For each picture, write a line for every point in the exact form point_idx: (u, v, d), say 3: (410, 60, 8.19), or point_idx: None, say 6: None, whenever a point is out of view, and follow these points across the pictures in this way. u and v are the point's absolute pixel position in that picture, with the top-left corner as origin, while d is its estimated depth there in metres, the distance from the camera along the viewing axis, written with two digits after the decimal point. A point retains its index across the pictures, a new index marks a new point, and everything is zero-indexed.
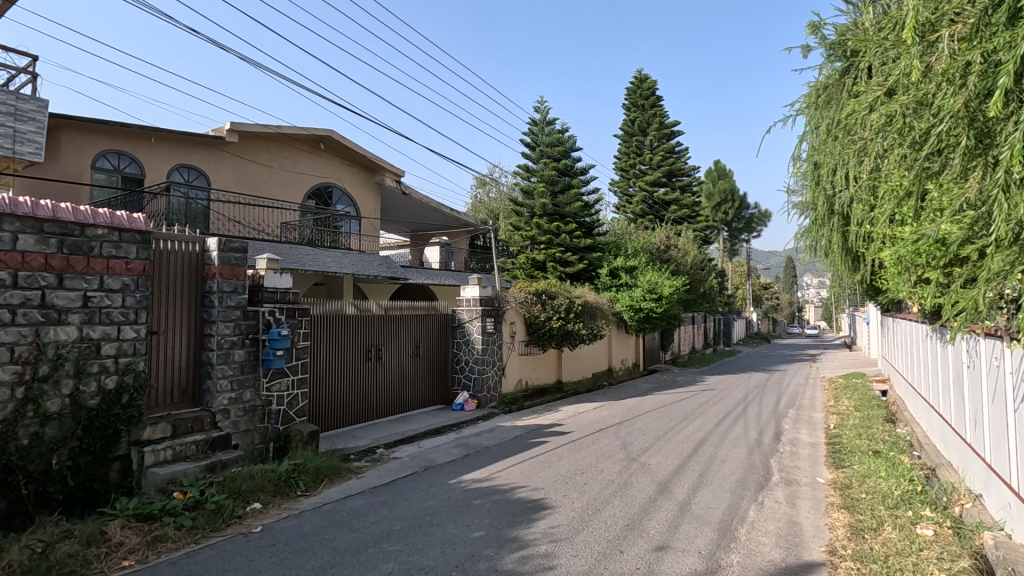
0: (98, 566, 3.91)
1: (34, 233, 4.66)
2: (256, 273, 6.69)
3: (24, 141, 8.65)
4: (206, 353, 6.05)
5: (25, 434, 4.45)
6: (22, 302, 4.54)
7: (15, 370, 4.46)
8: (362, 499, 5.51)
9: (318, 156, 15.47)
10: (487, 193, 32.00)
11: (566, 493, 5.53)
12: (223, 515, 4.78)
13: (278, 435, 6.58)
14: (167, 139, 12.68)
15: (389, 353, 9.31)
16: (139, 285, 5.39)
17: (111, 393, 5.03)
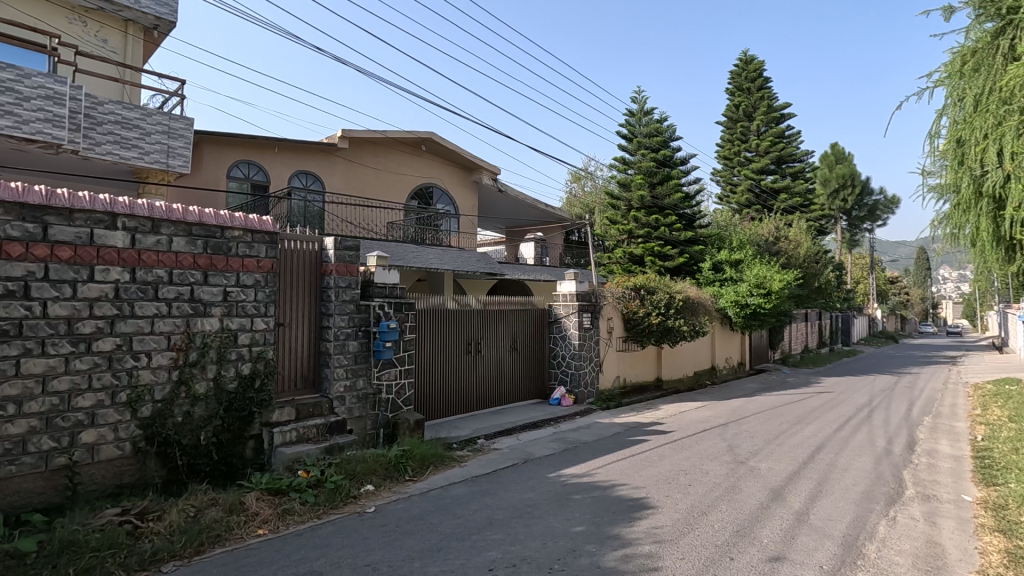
0: (238, 532, 4.38)
1: (185, 235, 5.29)
2: (368, 269, 7.13)
3: (176, 155, 9.97)
4: (325, 344, 6.55)
5: (179, 412, 5.12)
6: (176, 296, 5.19)
7: (171, 355, 5.11)
8: (465, 487, 5.71)
9: (419, 158, 16.21)
10: (582, 187, 31.79)
11: (668, 493, 5.36)
12: (340, 494, 5.16)
13: (387, 422, 6.98)
14: (288, 148, 13.82)
15: (488, 347, 9.54)
16: (268, 281, 5.94)
17: (247, 378, 5.61)
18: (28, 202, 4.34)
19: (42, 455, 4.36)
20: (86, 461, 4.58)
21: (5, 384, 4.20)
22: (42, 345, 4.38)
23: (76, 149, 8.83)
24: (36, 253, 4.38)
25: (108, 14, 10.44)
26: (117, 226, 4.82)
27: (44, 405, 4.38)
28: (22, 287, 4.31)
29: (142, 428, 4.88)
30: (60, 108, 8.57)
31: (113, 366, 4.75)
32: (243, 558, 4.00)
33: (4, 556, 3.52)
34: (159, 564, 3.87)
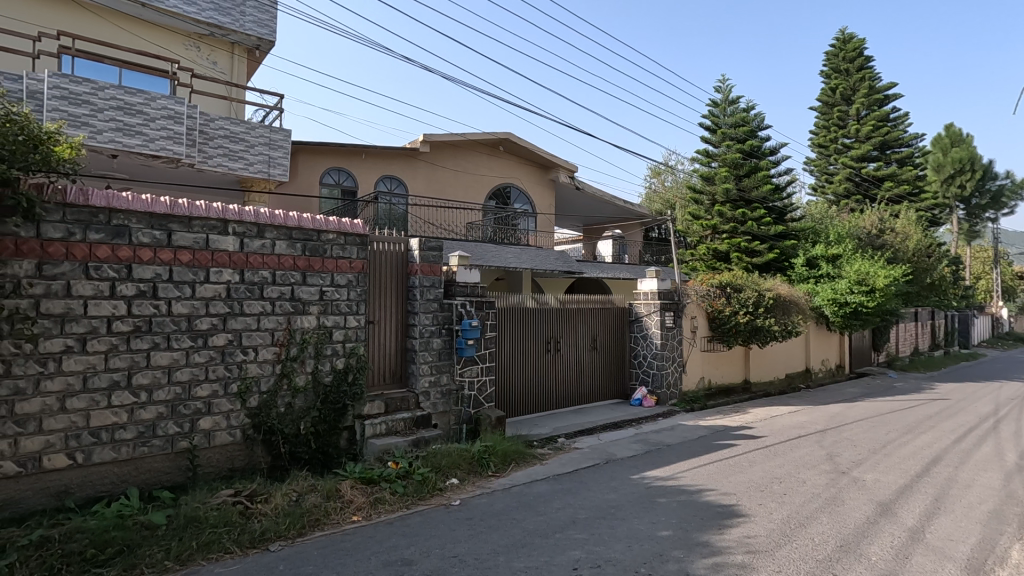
0: (336, 518, 4.65)
1: (286, 239, 5.68)
2: (450, 269, 7.32)
3: (277, 165, 10.76)
4: (411, 341, 6.81)
5: (282, 402, 5.52)
6: (279, 295, 5.59)
7: (275, 350, 5.53)
8: (547, 485, 5.72)
9: (497, 158, 16.46)
10: (662, 182, 30.90)
11: (761, 502, 5.08)
12: (427, 486, 5.35)
13: (470, 418, 7.14)
14: (374, 154, 14.46)
15: (568, 346, 9.50)
16: (359, 281, 6.26)
17: (341, 372, 5.95)
18: (155, 211, 4.84)
19: (168, 438, 4.87)
20: (204, 445, 5.06)
21: (138, 374, 4.72)
22: (168, 340, 4.89)
23: (193, 162, 9.77)
24: (163, 257, 4.89)
25: (218, 37, 11.42)
26: (228, 231, 5.27)
27: (169, 394, 4.88)
28: (151, 288, 4.82)
29: (250, 417, 5.31)
30: (179, 126, 9.52)
31: (226, 359, 5.21)
32: (340, 542, 4.24)
33: (141, 526, 3.97)
34: (267, 543, 4.19)
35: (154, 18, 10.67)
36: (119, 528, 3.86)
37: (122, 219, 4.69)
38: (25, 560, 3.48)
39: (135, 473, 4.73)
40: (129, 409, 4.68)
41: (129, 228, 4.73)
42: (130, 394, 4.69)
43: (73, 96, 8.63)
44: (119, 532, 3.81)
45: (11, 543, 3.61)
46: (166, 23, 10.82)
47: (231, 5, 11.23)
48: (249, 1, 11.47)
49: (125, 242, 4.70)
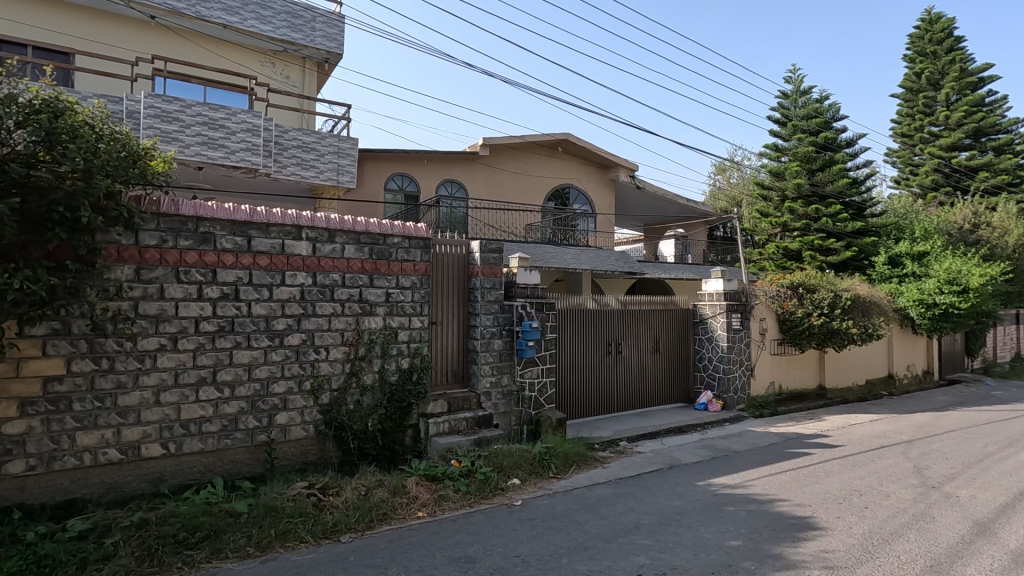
0: (402, 513, 4.80)
1: (354, 243, 5.92)
2: (510, 270, 7.38)
3: (345, 172, 11.22)
4: (473, 342, 6.91)
5: (352, 400, 5.76)
6: (348, 297, 5.83)
7: (345, 349, 5.77)
8: (609, 489, 5.65)
9: (556, 159, 16.45)
10: (727, 178, 29.80)
11: (839, 514, 4.80)
12: (489, 485, 5.41)
13: (531, 419, 7.16)
14: (435, 159, 14.80)
15: (629, 347, 9.35)
16: (423, 283, 6.42)
17: (406, 372, 6.13)
18: (237, 219, 5.18)
19: (249, 431, 5.19)
20: (280, 439, 5.35)
21: (223, 370, 5.07)
22: (248, 339, 5.21)
23: (269, 172, 10.36)
24: (244, 261, 5.22)
25: (290, 53, 12.07)
26: (302, 236, 5.56)
27: (249, 390, 5.21)
28: (234, 290, 5.16)
29: (322, 413, 5.57)
30: (257, 139, 10.13)
31: (300, 358, 5.49)
32: (406, 537, 4.37)
33: (225, 513, 4.25)
34: (339, 534, 4.38)
35: (234, 38, 11.41)
36: (206, 514, 4.16)
37: (208, 226, 5.05)
38: (127, 540, 3.82)
39: (219, 463, 5.07)
40: (215, 403, 5.03)
41: (214, 234, 5.08)
42: (215, 389, 5.03)
43: (165, 114, 9.37)
44: (206, 518, 4.10)
45: (116, 523, 3.98)
46: (244, 42, 11.54)
47: (302, 21, 11.84)
48: (318, 17, 12.05)
49: (211, 248, 5.06)
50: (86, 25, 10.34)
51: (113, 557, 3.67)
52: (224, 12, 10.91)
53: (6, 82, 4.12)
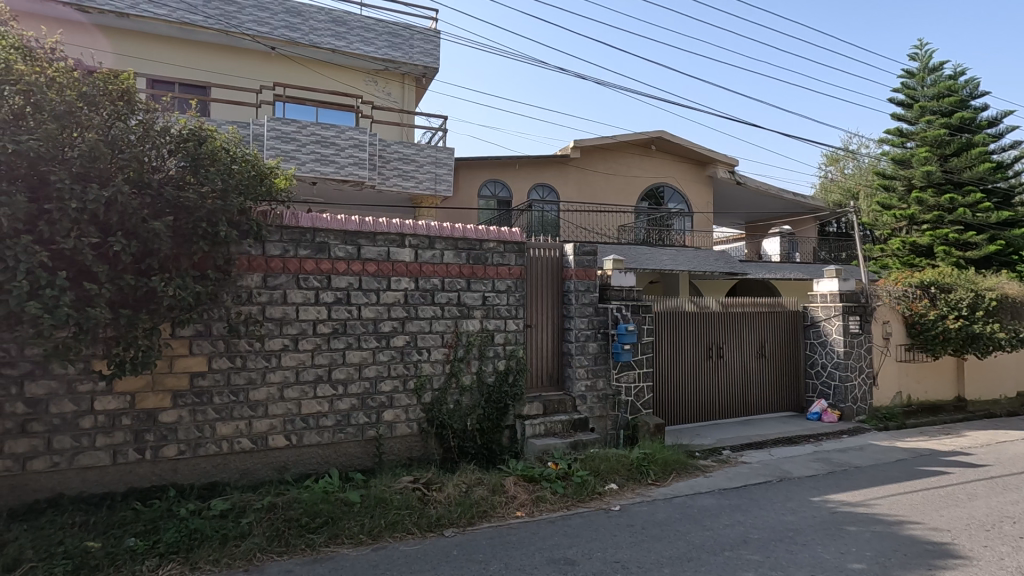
0: (501, 511, 4.90)
1: (452, 249, 6.14)
2: (605, 273, 7.30)
3: (443, 181, 11.71)
4: (567, 345, 6.91)
5: (452, 399, 5.99)
6: (447, 301, 6.07)
7: (445, 351, 6.01)
8: (713, 499, 5.41)
9: (649, 158, 16.05)
10: (841, 169, 27.44)
11: (986, 543, 4.25)
12: (587, 489, 5.38)
13: (628, 423, 7.01)
14: (527, 163, 14.95)
15: (732, 352, 8.88)
16: (517, 286, 6.52)
17: (502, 373, 6.26)
18: (348, 229, 5.58)
19: (360, 426, 5.57)
20: (388, 434, 5.69)
21: (337, 369, 5.49)
22: (358, 340, 5.60)
23: (373, 184, 11.05)
24: (354, 268, 5.61)
25: (391, 71, 12.76)
26: (405, 244, 5.87)
27: (360, 387, 5.59)
28: (346, 295, 5.57)
29: (425, 411, 5.84)
30: (363, 153, 10.84)
31: (404, 358, 5.80)
32: (506, 535, 4.47)
33: (341, 502, 4.59)
34: (442, 528, 4.57)
35: (341, 61, 12.27)
36: (325, 502, 4.52)
37: (324, 236, 5.48)
38: (259, 521, 4.24)
39: (334, 455, 5.49)
40: (330, 399, 5.45)
41: (328, 244, 5.51)
42: (330, 386, 5.45)
43: (285, 135, 10.32)
44: (324, 505, 4.45)
45: (249, 506, 4.44)
46: (350, 64, 12.40)
47: (402, 40, 12.52)
48: (416, 34, 12.68)
49: (326, 256, 5.49)
50: (219, 61, 11.62)
51: (248, 535, 4.10)
52: (334, 39, 11.94)
53: (161, 115, 4.74)
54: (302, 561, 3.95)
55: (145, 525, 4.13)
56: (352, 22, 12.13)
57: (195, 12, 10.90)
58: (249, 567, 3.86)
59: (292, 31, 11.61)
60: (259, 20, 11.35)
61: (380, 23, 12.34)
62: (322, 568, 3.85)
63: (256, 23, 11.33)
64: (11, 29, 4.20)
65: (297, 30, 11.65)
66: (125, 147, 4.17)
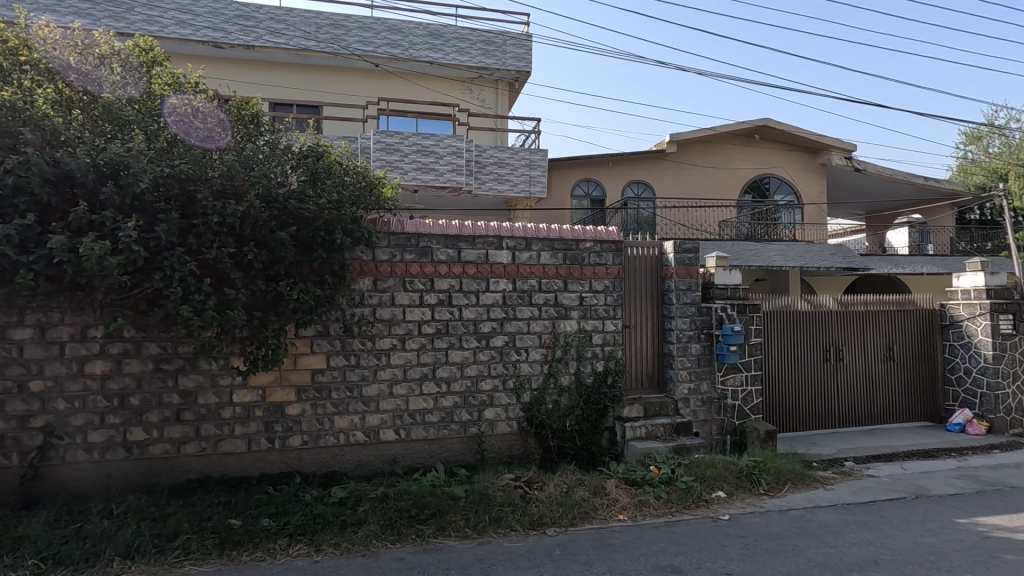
0: (603, 513, 4.85)
1: (549, 250, 6.17)
2: (707, 271, 6.98)
3: (537, 183, 11.81)
4: (668, 346, 6.68)
5: (550, 399, 6.03)
6: (544, 302, 6.11)
7: (543, 351, 6.06)
8: (835, 514, 4.97)
9: (753, 148, 15.15)
10: (985, 147, 24.15)
11: None
12: (692, 495, 5.17)
13: (735, 429, 6.64)
14: (620, 161, 14.66)
15: (853, 355, 8.12)
16: (615, 286, 6.40)
17: (601, 374, 6.18)
18: (449, 233, 5.79)
19: (462, 424, 5.76)
20: (489, 432, 5.84)
21: (440, 368, 5.72)
22: (460, 340, 5.80)
23: (470, 189, 11.39)
24: (455, 270, 5.82)
25: (485, 78, 13.06)
26: (503, 246, 5.99)
27: (462, 385, 5.78)
28: (448, 297, 5.79)
29: (524, 411, 5.92)
30: (460, 159, 11.21)
31: (503, 358, 5.92)
32: (609, 537, 4.41)
33: (447, 496, 4.79)
34: (544, 527, 4.60)
35: (438, 72, 12.78)
36: (432, 495, 4.74)
37: (427, 241, 5.74)
38: (374, 509, 4.53)
39: (439, 451, 5.72)
40: (435, 396, 5.69)
41: (431, 248, 5.76)
42: (435, 384, 5.70)
43: (389, 147, 10.92)
44: (432, 498, 4.66)
45: (364, 495, 4.75)
46: (447, 74, 12.86)
47: (495, 47, 12.82)
48: (509, 39, 12.91)
49: (429, 260, 5.74)
50: (330, 81, 12.52)
51: (364, 523, 4.38)
52: (431, 51, 12.50)
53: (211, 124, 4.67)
54: (413, 550, 4.15)
55: (276, 507, 4.55)
56: (448, 34, 12.62)
57: (309, 38, 11.90)
58: (366, 551, 4.12)
59: (394, 47, 12.31)
60: (364, 40, 12.17)
61: (475, 32, 12.72)
62: (432, 558, 4.02)
63: (361, 43, 12.16)
64: (165, 68, 4.83)
65: (398, 46, 12.33)
66: (255, 165, 4.62)
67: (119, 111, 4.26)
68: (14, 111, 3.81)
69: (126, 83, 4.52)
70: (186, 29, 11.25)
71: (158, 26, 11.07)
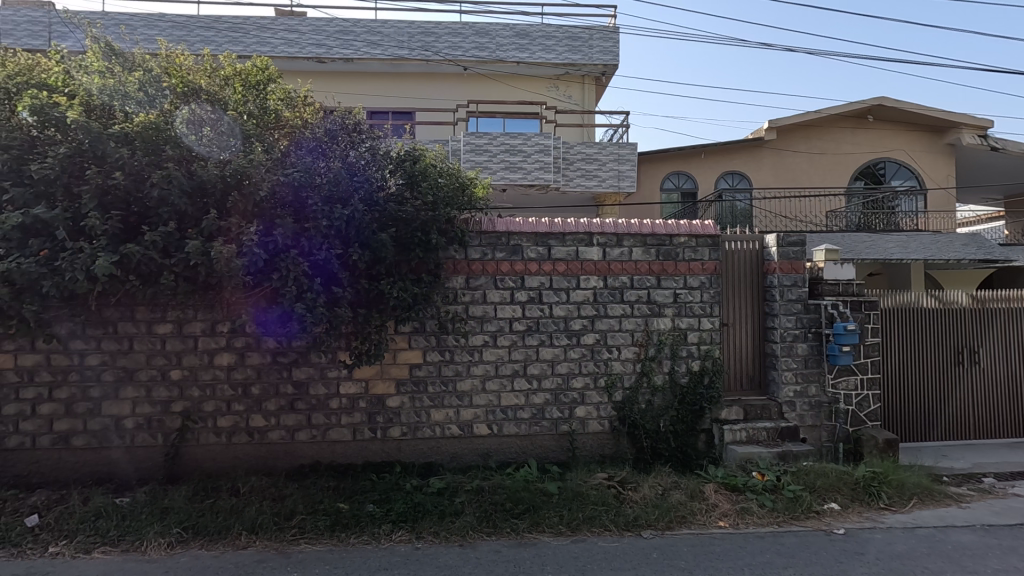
0: (702, 519, 4.65)
1: (641, 245, 6.01)
2: (815, 266, 6.49)
3: (625, 177, 11.58)
4: (771, 346, 6.28)
5: (643, 399, 5.88)
6: (637, 298, 5.96)
7: (635, 349, 5.93)
8: (974, 536, 4.43)
9: (865, 131, 13.87)
10: None
11: None
12: (801, 505, 4.83)
13: (848, 436, 6.11)
14: (713, 151, 13.99)
15: (991, 357, 7.20)
16: (712, 283, 6.09)
17: (697, 374, 5.93)
18: (539, 231, 5.81)
19: (554, 421, 5.78)
20: (580, 430, 5.81)
21: (531, 364, 5.77)
22: (550, 338, 5.81)
23: (558, 186, 11.38)
24: (545, 268, 5.84)
25: (572, 74, 12.99)
26: (593, 242, 5.92)
27: (553, 382, 5.79)
28: (538, 294, 5.82)
29: (616, 410, 5.83)
30: (548, 157, 11.22)
31: (594, 356, 5.86)
32: (710, 544, 4.23)
33: (540, 492, 4.82)
34: (640, 528, 4.49)
35: (526, 71, 12.87)
36: (526, 490, 4.79)
37: (517, 239, 5.80)
38: (470, 501, 4.66)
39: (531, 447, 5.77)
40: (526, 393, 5.75)
41: (522, 246, 5.81)
42: (526, 380, 5.75)
43: (478, 148, 11.18)
44: (526, 493, 4.72)
45: (461, 486, 4.90)
46: (534, 72, 12.90)
47: (581, 42, 12.70)
48: (595, 33, 12.74)
49: (519, 258, 5.80)
50: (422, 86, 13.00)
51: (461, 513, 4.52)
52: (518, 51, 12.66)
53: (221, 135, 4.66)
54: (509, 543, 4.22)
55: (380, 494, 4.81)
56: (535, 33, 12.70)
57: (402, 47, 12.45)
58: (463, 542, 4.25)
59: (482, 50, 12.60)
60: (454, 45, 12.57)
61: (561, 29, 12.69)
62: (528, 552, 4.07)
63: (451, 49, 12.57)
64: (277, 84, 5.27)
65: (486, 49, 12.60)
66: (358, 172, 4.93)
67: (242, 126, 4.76)
68: (157, 133, 4.34)
69: (246, 100, 4.98)
70: (294, 48, 12.18)
71: (270, 47, 12.08)
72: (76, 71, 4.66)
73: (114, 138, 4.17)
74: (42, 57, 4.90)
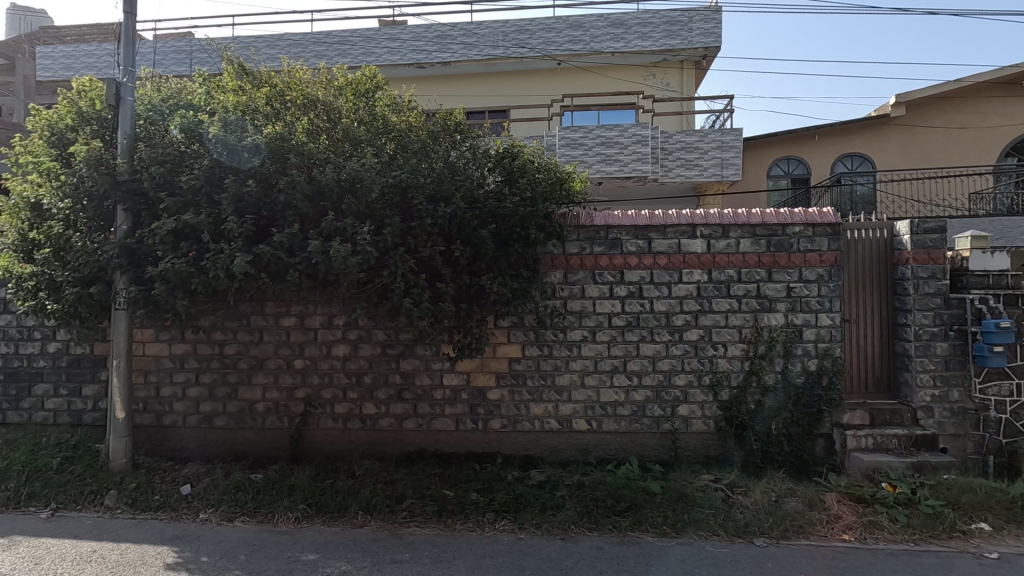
0: (823, 530, 4.31)
1: (750, 236, 5.63)
2: (958, 255, 5.74)
3: (729, 165, 10.98)
4: (902, 345, 5.68)
5: (752, 399, 5.56)
6: (745, 293, 5.62)
7: (744, 346, 5.60)
8: None
9: (1017, 99, 12.09)
10: None
11: None
12: (943, 523, 4.31)
13: (1001, 449, 5.36)
14: (829, 132, 12.86)
15: None
16: (833, 276, 5.58)
17: (814, 374, 5.49)
18: (639, 224, 5.67)
19: (655, 418, 5.62)
20: (683, 429, 5.61)
21: (631, 360, 5.65)
22: (651, 333, 5.66)
23: (656, 177, 11.03)
24: (645, 262, 5.68)
25: (670, 60, 12.49)
26: (697, 234, 5.65)
27: (654, 380, 5.63)
28: (638, 289, 5.68)
29: (722, 409, 5.56)
30: (646, 148, 10.89)
31: (698, 353, 5.62)
32: (833, 559, 3.90)
33: (643, 491, 4.70)
34: (752, 535, 4.24)
35: (621, 61, 12.56)
36: (628, 488, 4.71)
37: (616, 233, 5.68)
38: (571, 496, 4.66)
39: (632, 444, 5.67)
40: (626, 389, 5.64)
41: (621, 239, 5.69)
42: (626, 377, 5.65)
43: (573, 142, 11.14)
44: (627, 491, 4.64)
45: (561, 481, 4.90)
46: (630, 61, 12.54)
47: (680, 26, 12.19)
48: (695, 15, 12.16)
49: (618, 252, 5.69)
50: (517, 83, 13.12)
51: (562, 508, 4.53)
52: (613, 41, 12.40)
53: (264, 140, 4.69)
54: (611, 541, 4.17)
55: (482, 483, 4.94)
56: (630, 21, 12.38)
57: (496, 46, 12.68)
58: (565, 535, 4.26)
59: (576, 43, 12.52)
60: (548, 40, 12.58)
61: (657, 15, 12.27)
62: (630, 551, 3.99)
63: (545, 44, 12.60)
64: (384, 91, 5.55)
65: (579, 41, 12.50)
66: (459, 170, 5.08)
67: (354, 132, 5.09)
68: (283, 142, 4.71)
69: (357, 107, 5.28)
70: (396, 55, 12.84)
71: (375, 56, 12.83)
72: (216, 91, 5.22)
73: (248, 149, 4.64)
74: (190, 80, 5.59)
